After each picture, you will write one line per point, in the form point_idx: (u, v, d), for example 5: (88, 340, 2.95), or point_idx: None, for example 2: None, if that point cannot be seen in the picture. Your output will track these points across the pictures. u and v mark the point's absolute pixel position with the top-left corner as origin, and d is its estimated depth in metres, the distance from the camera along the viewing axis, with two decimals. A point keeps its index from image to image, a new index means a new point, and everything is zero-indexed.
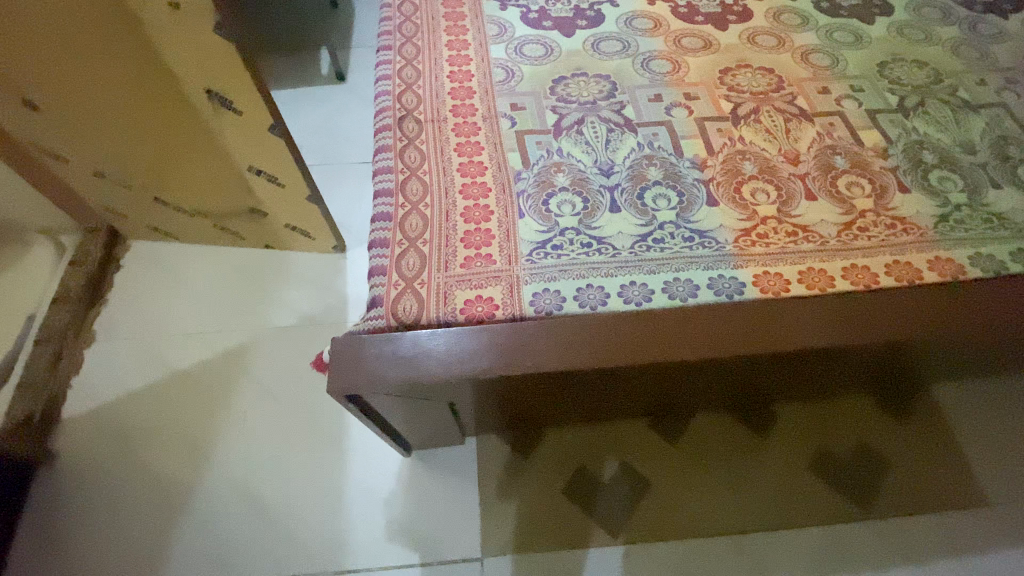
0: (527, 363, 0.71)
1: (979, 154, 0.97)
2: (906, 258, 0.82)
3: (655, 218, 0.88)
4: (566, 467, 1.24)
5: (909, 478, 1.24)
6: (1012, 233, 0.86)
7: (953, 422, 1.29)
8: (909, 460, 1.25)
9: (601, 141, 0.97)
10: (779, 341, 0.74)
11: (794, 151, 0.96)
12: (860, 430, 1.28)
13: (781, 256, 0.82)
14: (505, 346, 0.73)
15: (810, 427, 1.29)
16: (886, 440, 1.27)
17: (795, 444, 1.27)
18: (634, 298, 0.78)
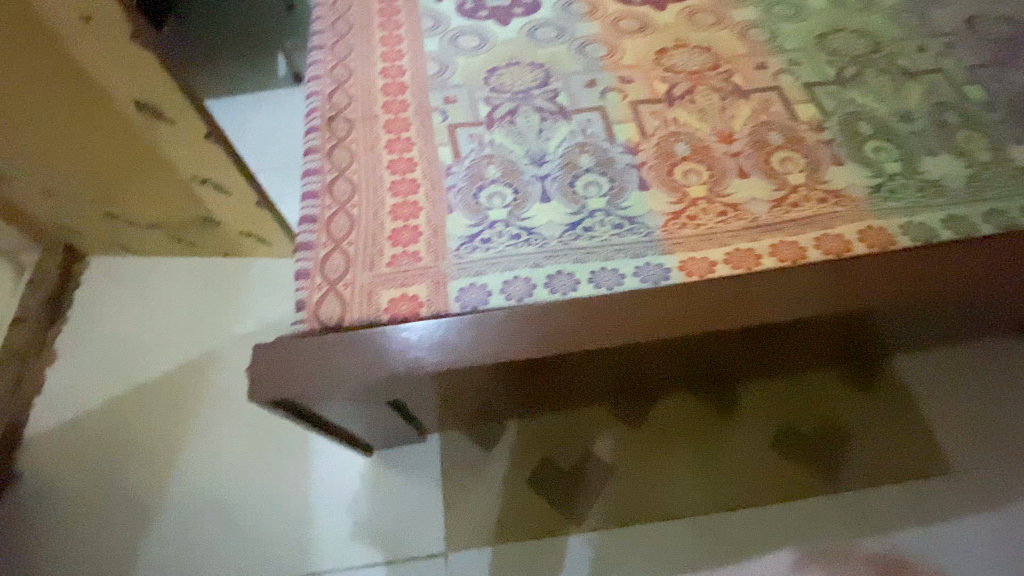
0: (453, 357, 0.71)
1: (916, 122, 0.96)
2: (837, 229, 0.82)
3: (585, 206, 0.87)
4: (530, 458, 1.24)
5: (874, 447, 1.24)
6: (945, 201, 0.86)
7: (916, 390, 1.29)
8: (875, 431, 1.25)
9: (533, 130, 0.96)
10: (707, 320, 0.73)
11: (727, 130, 0.95)
12: (823, 402, 1.28)
13: (710, 237, 0.82)
14: (428, 341, 0.72)
15: (774, 402, 1.29)
16: (852, 413, 1.27)
17: (758, 420, 1.27)
18: (561, 288, 0.78)
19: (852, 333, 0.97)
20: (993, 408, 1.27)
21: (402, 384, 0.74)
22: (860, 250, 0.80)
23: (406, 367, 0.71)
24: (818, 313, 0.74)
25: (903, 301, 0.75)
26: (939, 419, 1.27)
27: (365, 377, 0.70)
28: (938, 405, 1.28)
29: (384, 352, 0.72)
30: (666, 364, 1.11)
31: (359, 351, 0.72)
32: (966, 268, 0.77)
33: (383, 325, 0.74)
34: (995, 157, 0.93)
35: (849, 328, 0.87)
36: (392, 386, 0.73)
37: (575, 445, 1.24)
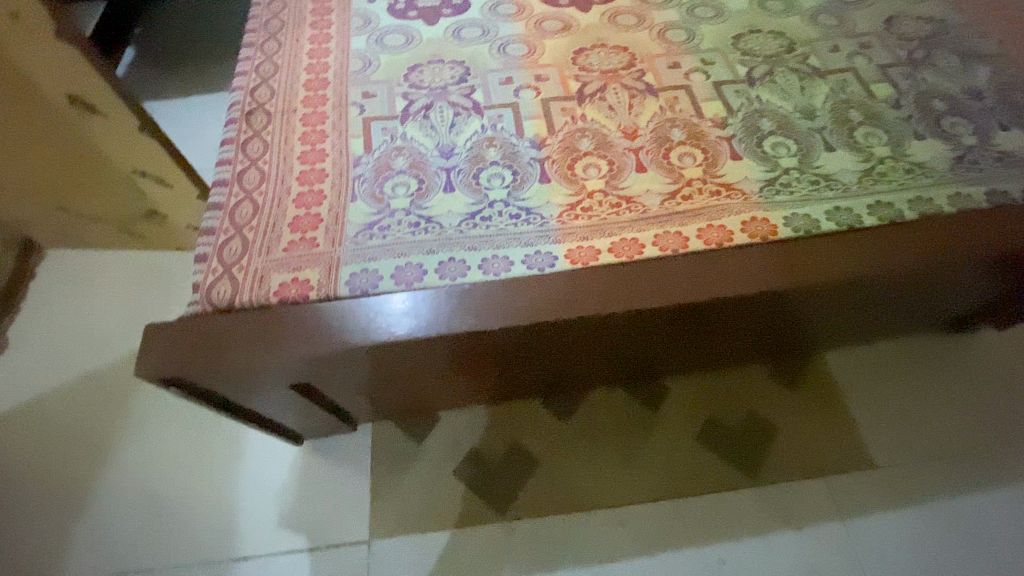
0: (341, 338, 0.76)
1: (818, 119, 0.97)
2: (719, 221, 0.85)
3: (485, 196, 0.90)
4: (459, 449, 1.26)
5: (801, 441, 1.25)
6: (839, 193, 0.88)
7: (843, 387, 1.31)
8: (801, 426, 1.27)
9: (445, 124, 0.99)
10: (584, 307, 0.78)
11: (632, 126, 0.98)
12: (752, 396, 1.30)
13: (599, 227, 0.86)
14: (319, 323, 0.77)
15: (702, 396, 1.31)
16: (779, 409, 1.29)
17: (687, 412, 1.29)
18: (450, 274, 0.80)
19: (753, 324, 1.01)
20: (916, 402, 1.28)
21: (295, 365, 0.78)
22: (739, 242, 0.83)
23: (299, 348, 0.76)
24: (691, 302, 0.78)
25: (777, 290, 0.79)
26: (865, 415, 1.28)
27: (257, 358, 0.75)
28: (865, 401, 1.30)
29: (275, 334, 0.76)
30: (588, 357, 1.12)
31: (252, 334, 0.76)
32: (838, 259, 0.82)
33: (276, 309, 0.78)
34: (897, 150, 0.93)
35: (740, 317, 0.91)
36: (285, 366, 0.78)
37: (504, 437, 1.26)
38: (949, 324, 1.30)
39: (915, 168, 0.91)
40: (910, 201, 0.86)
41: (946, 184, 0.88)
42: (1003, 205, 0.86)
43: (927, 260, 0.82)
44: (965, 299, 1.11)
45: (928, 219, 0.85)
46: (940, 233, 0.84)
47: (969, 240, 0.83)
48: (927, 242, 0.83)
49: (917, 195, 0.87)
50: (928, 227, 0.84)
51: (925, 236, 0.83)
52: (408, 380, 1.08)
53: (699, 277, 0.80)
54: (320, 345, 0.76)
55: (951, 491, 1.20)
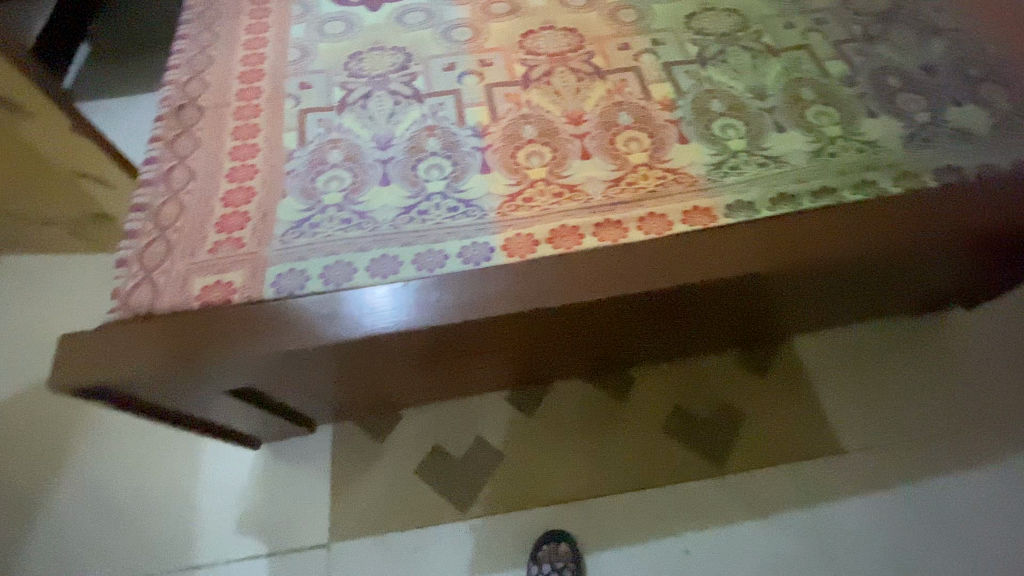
0: (273, 340, 0.73)
1: (770, 98, 0.94)
2: (662, 207, 0.82)
3: (423, 189, 0.86)
4: (420, 447, 1.23)
5: (765, 427, 1.24)
6: (787, 176, 0.85)
7: (811, 371, 1.29)
8: (768, 413, 1.25)
9: (383, 114, 0.95)
10: (521, 301, 0.74)
11: (578, 111, 0.94)
12: (719, 384, 1.28)
13: (540, 217, 0.82)
14: (251, 325, 0.74)
15: (669, 385, 1.28)
16: (745, 396, 1.27)
17: (653, 403, 1.27)
18: (381, 272, 0.77)
19: (715, 310, 0.97)
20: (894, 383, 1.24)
21: (226, 369, 0.75)
22: (681, 229, 0.80)
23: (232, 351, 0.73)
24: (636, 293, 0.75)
25: (727, 277, 0.76)
26: (832, 398, 1.27)
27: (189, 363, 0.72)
28: (838, 385, 1.28)
29: (208, 338, 0.73)
30: (546, 351, 1.09)
31: (185, 339, 0.73)
32: (804, 240, 0.78)
33: (206, 312, 0.75)
34: (849, 129, 0.90)
35: (693, 305, 0.88)
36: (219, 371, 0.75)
37: (466, 433, 1.23)
38: (920, 304, 1.28)
39: (867, 147, 0.87)
40: (859, 181, 0.83)
41: (895, 163, 0.86)
42: (951, 183, 0.84)
43: (891, 241, 0.79)
44: (933, 279, 1.08)
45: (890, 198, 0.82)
46: (911, 213, 0.81)
47: (936, 219, 0.80)
48: (894, 220, 0.80)
49: (866, 175, 0.84)
50: (894, 207, 0.81)
51: (896, 215, 0.81)
52: (358, 380, 1.04)
53: (648, 265, 0.77)
54: (254, 347, 0.73)
55: (916, 475, 1.19)
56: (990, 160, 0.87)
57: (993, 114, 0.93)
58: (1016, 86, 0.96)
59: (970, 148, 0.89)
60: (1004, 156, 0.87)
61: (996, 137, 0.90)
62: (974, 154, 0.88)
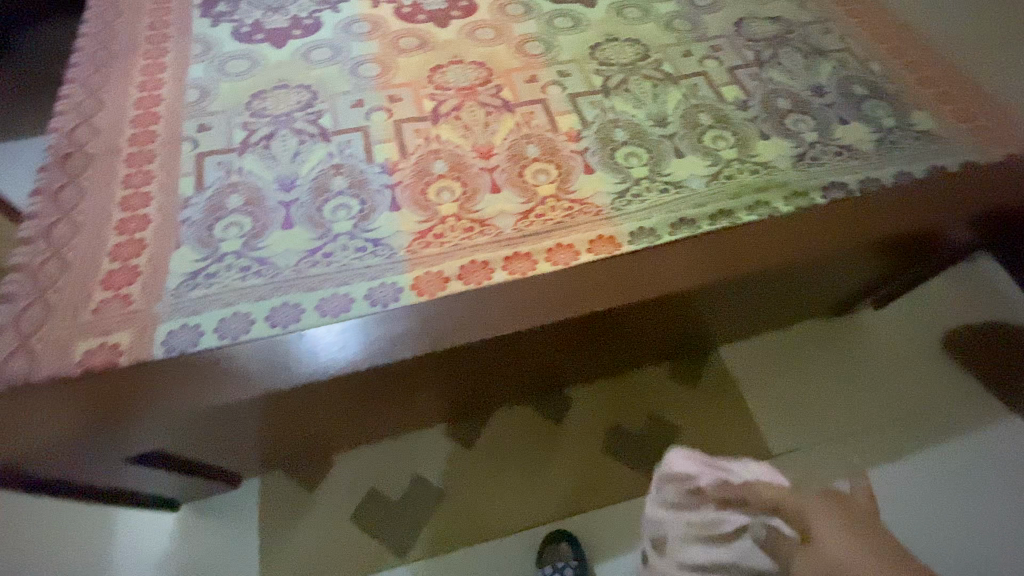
0: (183, 401, 0.68)
1: (670, 125, 0.98)
2: (568, 239, 0.84)
3: (328, 230, 0.83)
4: (356, 491, 1.18)
5: (701, 440, 1.26)
6: (687, 200, 0.88)
7: (739, 379, 1.34)
8: (701, 423, 1.28)
9: (287, 154, 0.92)
10: (431, 342, 0.73)
11: (487, 145, 0.95)
12: (655, 399, 1.30)
13: (449, 253, 0.81)
14: (160, 386, 0.69)
15: (604, 403, 1.29)
16: (678, 408, 1.29)
17: (591, 424, 1.27)
18: (281, 321, 0.74)
19: (638, 331, 1.00)
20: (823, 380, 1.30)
21: (133, 436, 0.69)
22: (587, 260, 0.82)
23: (138, 416, 0.68)
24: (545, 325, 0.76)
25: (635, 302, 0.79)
26: (765, 402, 1.31)
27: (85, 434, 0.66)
28: (769, 389, 1.33)
29: (109, 404, 0.68)
30: (476, 382, 1.08)
31: (83, 407, 0.68)
32: (714, 261, 0.82)
33: (107, 377, 0.70)
34: (743, 152, 0.94)
35: (610, 329, 0.90)
36: (124, 439, 0.69)
37: (404, 472, 1.19)
38: (833, 307, 1.35)
39: (760, 169, 0.92)
40: (752, 203, 0.87)
41: (786, 182, 0.90)
42: (838, 200, 0.89)
43: (797, 255, 0.83)
44: (839, 284, 1.15)
45: (783, 217, 0.87)
46: (813, 227, 0.86)
47: (836, 230, 0.85)
48: (797, 235, 0.85)
49: (761, 196, 0.88)
50: (785, 223, 0.86)
51: (799, 229, 0.85)
52: (279, 431, 0.99)
53: (555, 299, 0.78)
54: (161, 410, 0.68)
55: (845, 472, 1.23)
56: (874, 173, 0.93)
57: (875, 129, 0.99)
58: (894, 102, 1.03)
59: (856, 162, 0.94)
60: (885, 170, 0.93)
61: (878, 152, 0.96)
62: (859, 168, 0.93)
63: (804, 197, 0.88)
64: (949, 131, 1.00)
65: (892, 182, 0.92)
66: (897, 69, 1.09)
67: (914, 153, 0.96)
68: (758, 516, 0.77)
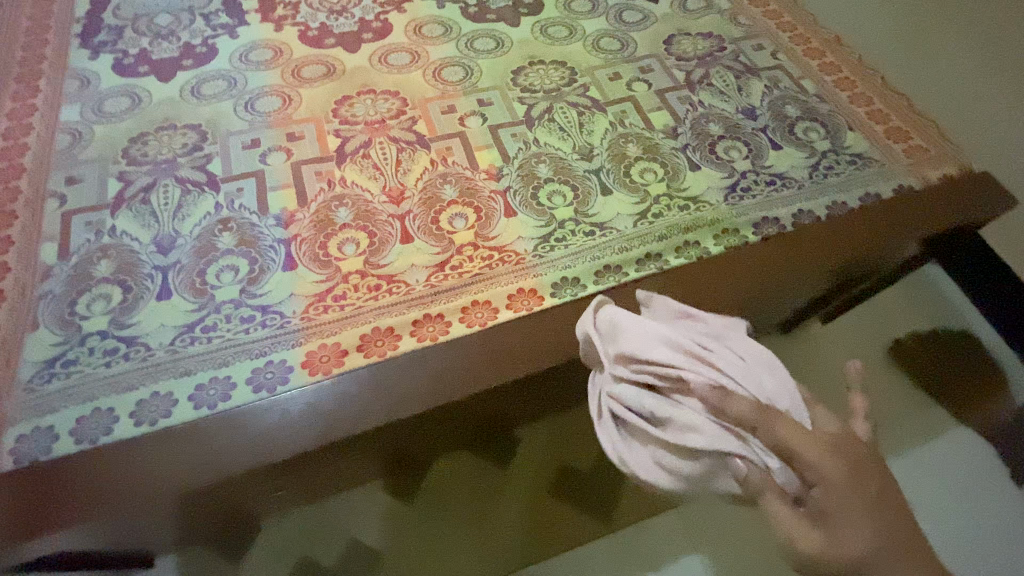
0: (118, 493, 0.60)
1: (595, 159, 0.91)
2: (484, 295, 0.75)
3: (212, 299, 0.74)
4: (284, 561, 1.09)
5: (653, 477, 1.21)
6: (612, 244, 0.82)
7: None
8: None
9: (168, 210, 0.82)
10: (327, 432, 0.65)
11: (398, 188, 0.86)
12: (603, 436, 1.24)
13: (350, 319, 0.72)
14: (89, 479, 0.61)
15: (551, 441, 1.22)
16: None
17: (537, 467, 1.20)
18: (150, 416, 0.64)
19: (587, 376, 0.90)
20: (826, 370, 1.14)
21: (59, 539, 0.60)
22: (504, 319, 0.74)
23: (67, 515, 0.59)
24: (461, 402, 0.69)
25: (557, 365, 0.72)
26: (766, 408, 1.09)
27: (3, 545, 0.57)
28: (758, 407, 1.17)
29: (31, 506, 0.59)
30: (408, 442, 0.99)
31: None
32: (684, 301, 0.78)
33: None
34: (672, 186, 0.89)
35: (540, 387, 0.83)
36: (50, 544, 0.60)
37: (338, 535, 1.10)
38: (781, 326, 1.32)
39: (688, 205, 0.87)
40: (676, 247, 0.82)
41: (715, 220, 0.85)
42: (769, 239, 0.85)
43: (769, 289, 0.81)
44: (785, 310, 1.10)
45: (714, 258, 0.82)
46: (783, 256, 0.84)
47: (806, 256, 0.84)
48: (770, 267, 0.83)
49: (689, 237, 0.83)
50: (717, 264, 0.82)
51: (774, 261, 0.83)
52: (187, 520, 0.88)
53: (471, 367, 0.70)
54: (97, 504, 0.60)
55: None
56: (806, 205, 0.89)
57: (808, 154, 0.95)
58: (828, 123, 0.99)
59: (787, 193, 0.90)
60: (817, 202, 0.89)
61: (811, 180, 0.92)
62: (791, 200, 0.89)
63: (731, 237, 0.84)
64: (883, 152, 0.96)
65: (826, 216, 0.88)
66: (829, 87, 1.05)
67: (847, 180, 0.92)
68: (750, 448, 0.56)
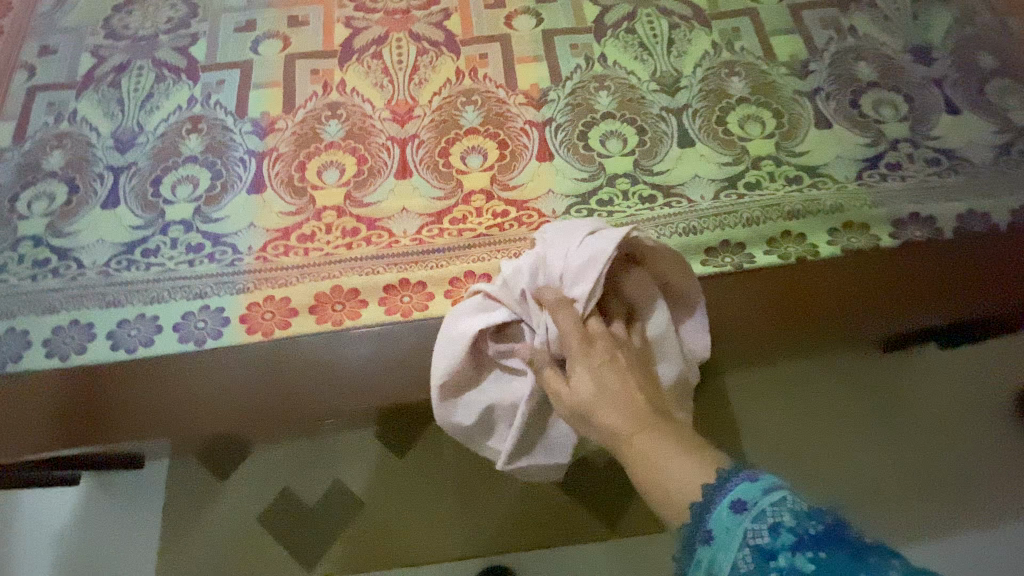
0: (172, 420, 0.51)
1: (679, 94, 0.66)
2: (487, 266, 0.56)
3: (161, 216, 0.60)
4: (268, 489, 1.03)
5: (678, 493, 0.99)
6: (675, 220, 0.59)
7: None
8: None
9: (137, 99, 0.68)
10: (257, 407, 0.52)
11: (407, 103, 0.65)
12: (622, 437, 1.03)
13: (312, 269, 0.56)
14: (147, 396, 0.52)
15: None
16: None
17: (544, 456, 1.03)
18: (64, 349, 0.54)
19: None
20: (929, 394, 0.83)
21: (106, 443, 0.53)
22: None
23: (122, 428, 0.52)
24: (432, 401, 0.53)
25: None
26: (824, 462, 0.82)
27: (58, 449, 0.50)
28: (852, 441, 0.83)
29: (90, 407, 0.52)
30: None
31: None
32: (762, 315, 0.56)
33: None
34: (781, 149, 0.62)
35: None
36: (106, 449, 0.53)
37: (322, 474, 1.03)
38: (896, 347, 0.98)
39: (799, 179, 0.61)
40: (767, 240, 0.57)
41: (837, 207, 0.59)
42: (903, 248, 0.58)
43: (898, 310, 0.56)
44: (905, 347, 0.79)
45: (821, 260, 0.57)
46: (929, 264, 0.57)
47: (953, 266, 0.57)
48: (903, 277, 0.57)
49: (792, 226, 0.58)
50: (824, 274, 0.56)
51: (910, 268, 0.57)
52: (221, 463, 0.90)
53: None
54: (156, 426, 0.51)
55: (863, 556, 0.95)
56: (981, 205, 0.60)
57: (1000, 128, 0.64)
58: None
59: (956, 183, 0.61)
60: (1002, 203, 0.60)
61: (998, 168, 0.62)
62: (961, 194, 0.60)
63: (854, 236, 0.58)
64: None
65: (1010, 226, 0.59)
66: None
67: None
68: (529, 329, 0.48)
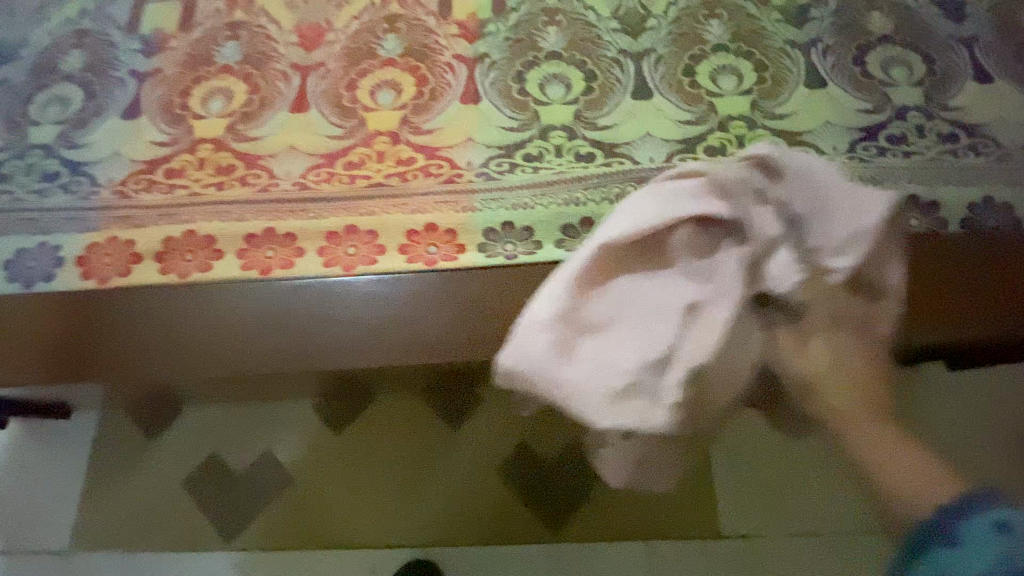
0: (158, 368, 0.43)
1: (643, 37, 0.54)
2: (372, 220, 0.45)
3: (23, 138, 0.53)
4: (195, 452, 0.95)
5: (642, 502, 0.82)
6: (614, 182, 0.48)
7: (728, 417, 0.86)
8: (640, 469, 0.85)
9: (25, 7, 0.60)
10: (62, 361, 0.43)
11: (319, 28, 0.55)
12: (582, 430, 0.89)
13: (172, 209, 0.47)
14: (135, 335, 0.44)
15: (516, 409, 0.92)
16: None
17: (489, 444, 0.90)
18: None
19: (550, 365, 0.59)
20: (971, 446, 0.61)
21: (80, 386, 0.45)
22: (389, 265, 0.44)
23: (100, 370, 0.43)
24: (282, 375, 0.43)
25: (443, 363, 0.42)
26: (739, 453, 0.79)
27: None
28: None
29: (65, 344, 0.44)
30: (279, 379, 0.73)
31: None
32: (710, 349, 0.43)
33: None
34: (758, 109, 0.51)
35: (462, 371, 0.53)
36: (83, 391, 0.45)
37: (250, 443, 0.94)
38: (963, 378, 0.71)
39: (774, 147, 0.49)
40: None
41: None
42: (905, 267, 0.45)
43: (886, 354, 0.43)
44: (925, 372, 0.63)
45: None
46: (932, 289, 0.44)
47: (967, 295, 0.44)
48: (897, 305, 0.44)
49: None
50: None
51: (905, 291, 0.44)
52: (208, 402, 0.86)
53: (317, 328, 0.43)
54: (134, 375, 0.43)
55: None
56: (1001, 194, 0.47)
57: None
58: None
59: (974, 166, 0.49)
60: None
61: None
62: (977, 179, 0.48)
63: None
64: None
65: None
66: None
67: None
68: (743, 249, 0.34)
